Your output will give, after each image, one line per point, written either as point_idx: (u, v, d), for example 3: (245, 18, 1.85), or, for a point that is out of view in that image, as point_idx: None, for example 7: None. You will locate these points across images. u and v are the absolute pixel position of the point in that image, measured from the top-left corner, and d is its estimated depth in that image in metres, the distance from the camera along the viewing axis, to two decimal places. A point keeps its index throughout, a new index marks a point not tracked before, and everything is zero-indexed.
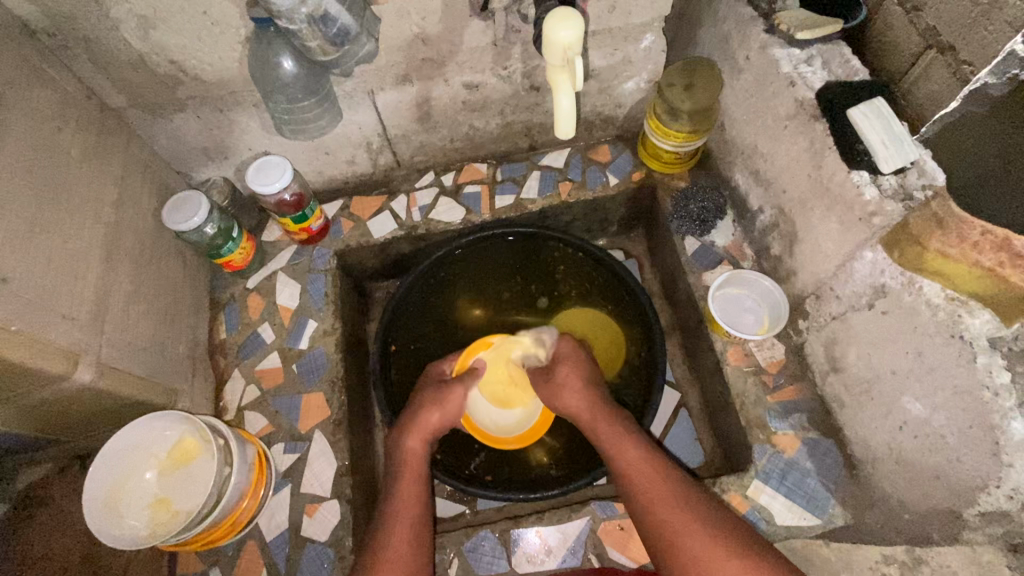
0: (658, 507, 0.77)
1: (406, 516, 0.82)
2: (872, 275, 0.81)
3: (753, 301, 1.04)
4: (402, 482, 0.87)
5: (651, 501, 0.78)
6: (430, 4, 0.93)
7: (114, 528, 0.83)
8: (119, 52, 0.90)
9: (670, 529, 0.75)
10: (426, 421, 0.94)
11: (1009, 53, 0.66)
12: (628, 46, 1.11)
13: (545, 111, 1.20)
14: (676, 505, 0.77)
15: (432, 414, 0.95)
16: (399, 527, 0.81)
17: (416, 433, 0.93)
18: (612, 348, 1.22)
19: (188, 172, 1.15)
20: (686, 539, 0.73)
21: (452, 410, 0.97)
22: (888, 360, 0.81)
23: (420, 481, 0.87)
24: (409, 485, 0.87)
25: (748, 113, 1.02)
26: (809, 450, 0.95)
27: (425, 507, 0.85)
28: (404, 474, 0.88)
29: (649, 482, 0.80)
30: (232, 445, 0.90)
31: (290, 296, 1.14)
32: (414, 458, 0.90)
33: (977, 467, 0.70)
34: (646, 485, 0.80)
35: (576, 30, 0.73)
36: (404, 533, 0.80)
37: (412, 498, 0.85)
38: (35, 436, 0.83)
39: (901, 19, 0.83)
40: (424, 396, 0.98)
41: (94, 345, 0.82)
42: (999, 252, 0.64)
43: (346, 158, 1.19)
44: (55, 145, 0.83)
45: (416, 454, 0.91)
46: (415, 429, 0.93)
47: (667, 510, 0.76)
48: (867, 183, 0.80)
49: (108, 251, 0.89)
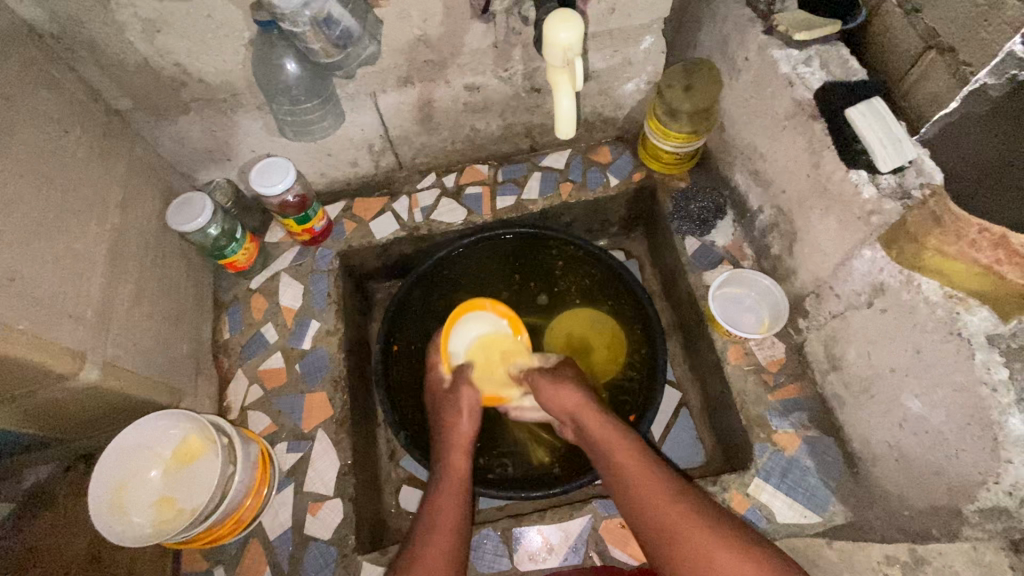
0: (655, 503, 0.78)
1: (450, 519, 0.82)
2: (871, 273, 0.82)
3: (752, 301, 1.06)
4: (444, 489, 0.88)
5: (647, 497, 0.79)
6: (432, 7, 0.94)
7: (119, 525, 0.83)
8: (124, 55, 0.91)
9: (667, 524, 0.75)
10: (460, 434, 0.97)
11: (1007, 53, 0.68)
12: (628, 48, 1.12)
13: (545, 112, 1.21)
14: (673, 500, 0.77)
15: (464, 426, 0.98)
16: (442, 530, 0.81)
17: (459, 448, 0.95)
18: (613, 347, 1.22)
19: (191, 173, 1.16)
20: (686, 534, 0.73)
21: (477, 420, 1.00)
22: (888, 357, 0.81)
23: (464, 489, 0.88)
24: (450, 492, 0.87)
25: (747, 113, 1.03)
26: (809, 449, 0.95)
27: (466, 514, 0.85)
28: (448, 481, 0.89)
29: (645, 479, 0.81)
30: (235, 444, 0.91)
31: (292, 296, 1.15)
32: (461, 471, 0.91)
33: (976, 464, 0.71)
34: (641, 483, 0.81)
35: (577, 31, 0.74)
36: (447, 537, 0.80)
37: (454, 502, 0.85)
38: (41, 434, 0.84)
39: (901, 22, 0.84)
40: (452, 410, 1.01)
41: (100, 345, 0.82)
42: (997, 249, 0.65)
43: (348, 160, 1.20)
44: (61, 147, 0.84)
45: (461, 468, 0.92)
46: (455, 444, 0.95)
47: (663, 506, 0.77)
48: (866, 182, 0.80)
49: (113, 252, 0.90)
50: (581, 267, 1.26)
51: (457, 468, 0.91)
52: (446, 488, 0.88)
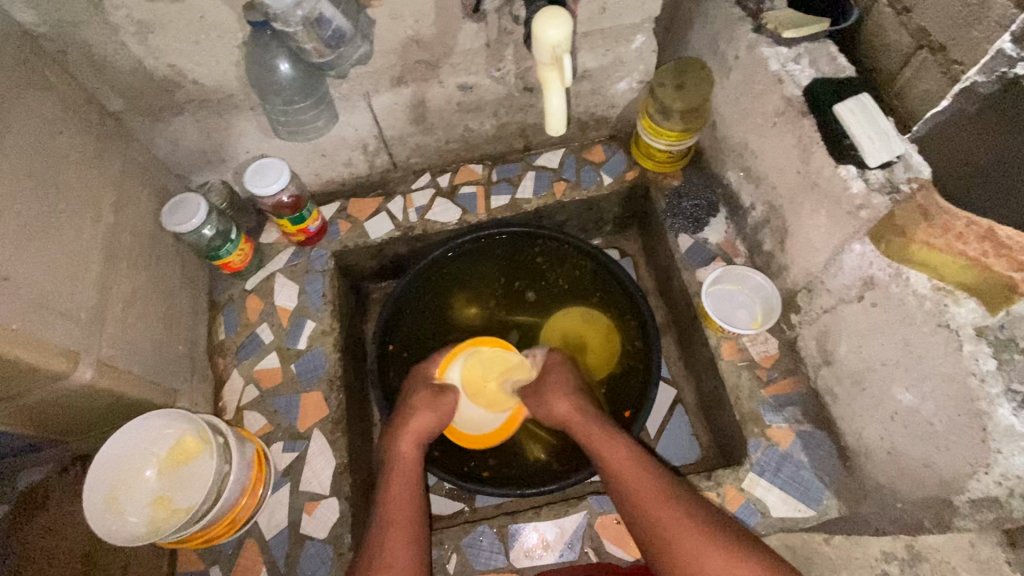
0: (648, 507, 0.78)
1: (403, 516, 0.82)
2: (861, 267, 0.82)
3: (745, 297, 1.07)
4: (394, 483, 0.87)
5: (644, 500, 0.79)
6: (424, 7, 0.95)
7: (114, 524, 0.84)
8: (118, 57, 0.91)
9: (657, 526, 0.76)
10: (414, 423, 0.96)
11: (997, 52, 0.69)
12: (620, 47, 1.13)
13: (538, 111, 1.22)
14: (663, 501, 0.78)
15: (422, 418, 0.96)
16: (396, 528, 0.81)
17: (408, 438, 0.94)
18: (605, 345, 1.23)
19: (186, 175, 1.17)
20: (678, 537, 0.74)
21: (445, 413, 1.00)
22: (879, 351, 0.82)
23: (412, 485, 0.87)
24: (398, 488, 0.87)
25: (737, 111, 1.04)
26: (802, 443, 0.95)
27: (419, 507, 0.85)
28: (397, 474, 0.89)
29: (637, 480, 0.81)
30: (231, 444, 0.91)
31: (288, 296, 1.16)
32: (410, 462, 0.91)
33: (965, 454, 0.71)
34: (634, 485, 0.81)
35: (564, 29, 0.74)
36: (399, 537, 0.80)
37: (405, 500, 0.85)
38: (34, 435, 0.84)
39: (892, 21, 0.85)
40: (416, 401, 0.99)
41: (94, 344, 0.82)
42: (983, 241, 0.66)
43: (342, 160, 1.21)
44: (55, 148, 0.84)
45: (409, 457, 0.92)
46: (407, 434, 0.94)
47: (657, 508, 0.77)
48: (854, 176, 0.80)
49: (108, 251, 0.90)
50: (564, 263, 1.26)
51: (404, 459, 0.91)
52: (396, 484, 0.87)
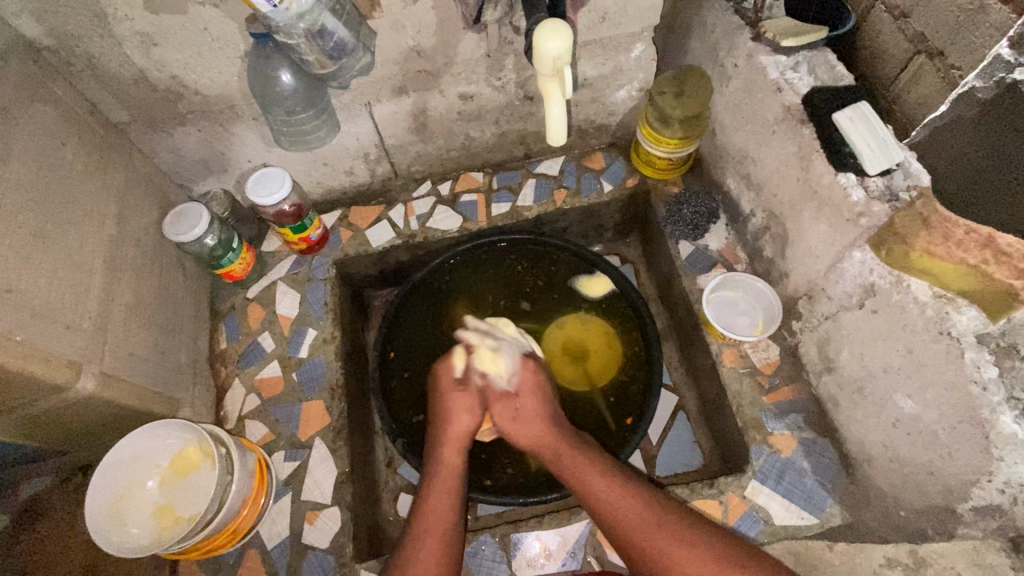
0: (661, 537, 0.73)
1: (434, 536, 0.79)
2: (862, 275, 0.82)
3: (746, 305, 1.06)
4: (433, 497, 0.83)
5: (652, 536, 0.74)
6: (425, 18, 0.95)
7: (118, 536, 0.84)
8: (122, 70, 0.92)
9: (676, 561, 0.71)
10: (451, 430, 0.90)
11: (994, 56, 0.69)
12: (619, 56, 1.14)
13: (539, 120, 1.23)
14: (670, 533, 0.73)
15: (459, 420, 0.91)
16: (432, 543, 0.78)
17: (451, 445, 0.89)
18: (607, 348, 1.19)
19: (188, 184, 1.17)
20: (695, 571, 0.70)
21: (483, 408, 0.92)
22: (880, 358, 0.82)
23: (453, 498, 0.83)
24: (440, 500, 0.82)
25: (736, 119, 1.04)
26: (805, 450, 0.96)
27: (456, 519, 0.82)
28: (436, 487, 0.84)
29: (641, 509, 0.76)
30: (233, 454, 0.90)
31: (289, 305, 1.16)
32: (451, 472, 0.86)
33: (969, 462, 0.71)
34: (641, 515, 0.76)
35: (565, 41, 0.74)
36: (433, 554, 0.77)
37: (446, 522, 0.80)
38: (37, 446, 0.84)
39: (889, 26, 0.85)
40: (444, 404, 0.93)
41: (97, 355, 0.83)
42: (984, 249, 0.67)
43: (344, 169, 1.21)
44: (58, 160, 0.85)
45: (453, 468, 0.87)
46: (448, 438, 0.89)
47: (666, 541, 0.72)
48: (853, 185, 0.80)
49: (111, 261, 0.90)
50: (545, 263, 1.26)
51: (447, 466, 0.87)
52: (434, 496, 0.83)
